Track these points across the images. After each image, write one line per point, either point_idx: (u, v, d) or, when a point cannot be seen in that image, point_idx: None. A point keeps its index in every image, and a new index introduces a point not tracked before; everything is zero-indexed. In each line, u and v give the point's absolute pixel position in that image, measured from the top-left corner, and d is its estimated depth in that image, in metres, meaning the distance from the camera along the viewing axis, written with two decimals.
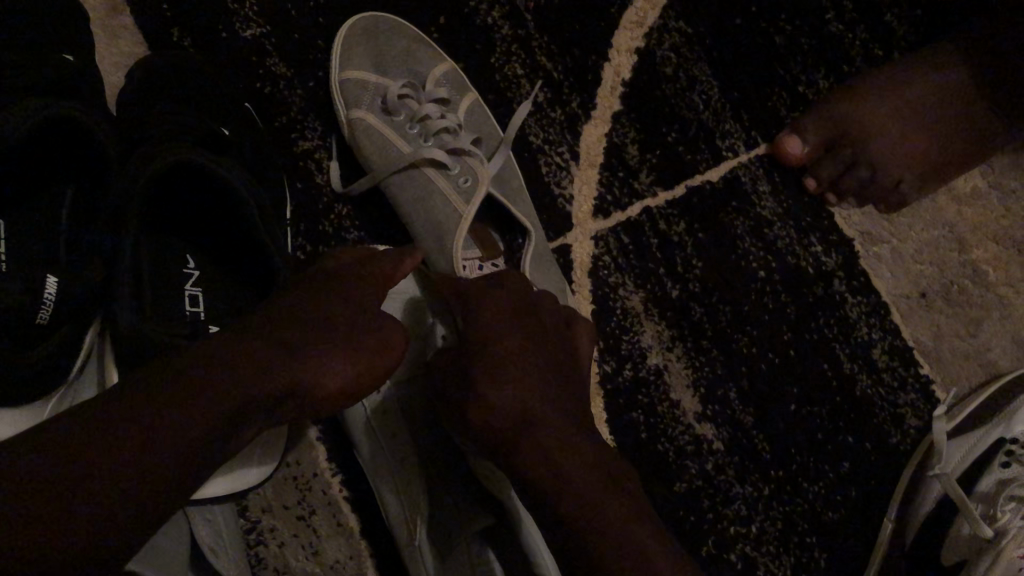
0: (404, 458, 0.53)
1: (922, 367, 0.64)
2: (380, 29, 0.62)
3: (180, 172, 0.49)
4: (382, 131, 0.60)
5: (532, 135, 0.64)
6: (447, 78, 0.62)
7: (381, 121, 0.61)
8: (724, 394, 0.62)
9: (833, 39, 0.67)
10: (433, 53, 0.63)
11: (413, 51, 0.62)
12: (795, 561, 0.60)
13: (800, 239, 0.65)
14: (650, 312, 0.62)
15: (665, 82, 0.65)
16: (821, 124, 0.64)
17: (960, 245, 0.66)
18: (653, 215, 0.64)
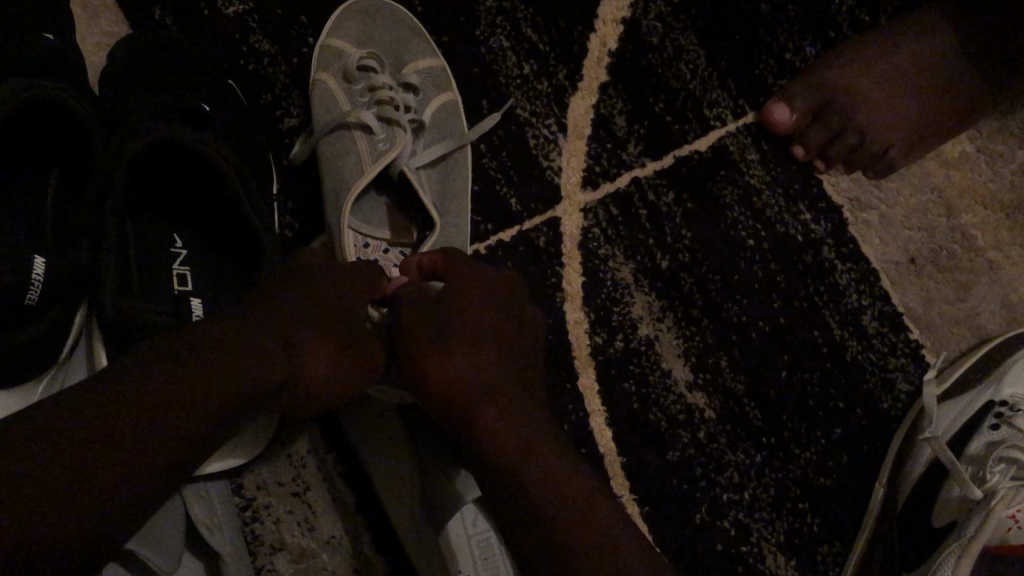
0: (394, 437, 0.53)
1: (913, 333, 0.64)
2: (378, 16, 0.62)
3: (162, 153, 0.49)
4: (334, 93, 0.60)
5: (518, 107, 0.64)
6: (428, 73, 0.62)
7: (339, 87, 0.60)
8: (715, 363, 0.62)
9: (820, 5, 0.67)
10: (425, 44, 0.62)
11: (403, 40, 0.62)
12: (788, 527, 0.61)
13: (789, 206, 0.65)
14: (640, 283, 0.62)
15: (652, 51, 0.65)
16: (807, 92, 0.64)
17: (949, 210, 0.66)
18: (642, 186, 0.64)
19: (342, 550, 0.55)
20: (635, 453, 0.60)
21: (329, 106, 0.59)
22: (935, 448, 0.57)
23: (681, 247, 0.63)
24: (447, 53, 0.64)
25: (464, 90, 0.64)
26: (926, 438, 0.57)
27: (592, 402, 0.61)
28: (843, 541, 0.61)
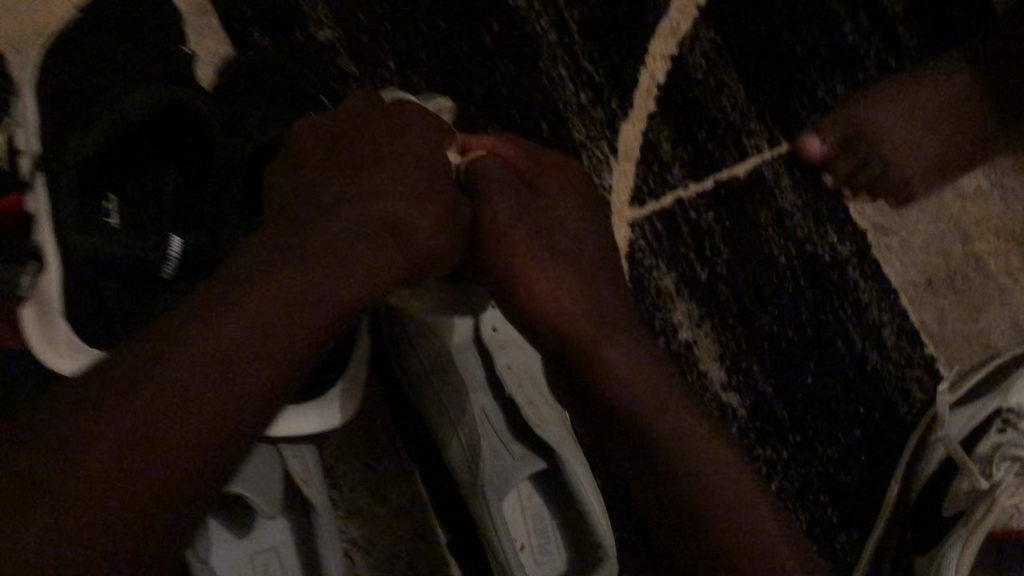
0: (458, 391, 0.59)
1: (928, 347, 0.70)
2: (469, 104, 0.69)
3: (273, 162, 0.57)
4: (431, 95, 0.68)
5: (575, 131, 0.71)
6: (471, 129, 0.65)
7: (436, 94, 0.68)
8: (747, 366, 0.68)
9: (848, 48, 0.75)
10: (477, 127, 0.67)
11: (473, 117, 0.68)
12: (811, 517, 0.66)
13: (818, 229, 0.71)
14: (681, 291, 0.69)
15: (697, 84, 0.72)
16: (837, 125, 0.71)
17: (964, 237, 0.73)
18: (684, 205, 0.70)
19: (410, 517, 0.61)
20: None
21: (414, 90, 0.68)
22: (946, 448, 0.63)
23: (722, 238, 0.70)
24: (513, 80, 0.70)
25: (527, 111, 0.71)
26: (938, 439, 0.63)
27: None
28: (860, 533, 0.66)
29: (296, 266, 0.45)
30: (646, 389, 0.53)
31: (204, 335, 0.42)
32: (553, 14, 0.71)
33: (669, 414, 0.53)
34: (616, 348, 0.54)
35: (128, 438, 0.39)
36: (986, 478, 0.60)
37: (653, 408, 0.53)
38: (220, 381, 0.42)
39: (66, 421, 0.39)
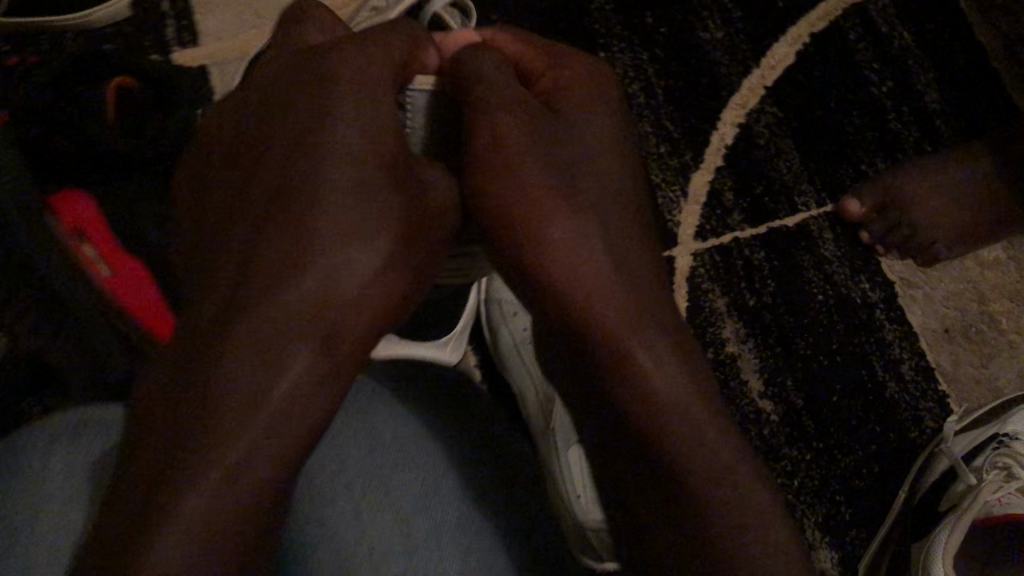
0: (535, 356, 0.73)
1: (941, 385, 0.81)
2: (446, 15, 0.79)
3: None
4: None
5: (652, 173, 0.86)
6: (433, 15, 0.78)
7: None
8: (782, 380, 0.80)
9: (890, 133, 0.90)
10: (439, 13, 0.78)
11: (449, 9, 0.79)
12: (826, 511, 0.76)
13: (851, 276, 0.84)
14: (731, 312, 0.82)
15: (759, 149, 0.87)
16: (874, 192, 0.85)
17: (981, 298, 0.85)
18: (740, 244, 0.84)
19: None
20: None
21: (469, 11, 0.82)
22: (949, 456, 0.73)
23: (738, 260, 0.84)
24: None
25: None
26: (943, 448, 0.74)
27: None
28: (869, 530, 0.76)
29: (306, 271, 0.46)
30: (628, 307, 0.50)
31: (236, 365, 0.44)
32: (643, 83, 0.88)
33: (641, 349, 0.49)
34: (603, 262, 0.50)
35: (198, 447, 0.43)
36: (971, 475, 0.70)
37: (679, 401, 0.49)
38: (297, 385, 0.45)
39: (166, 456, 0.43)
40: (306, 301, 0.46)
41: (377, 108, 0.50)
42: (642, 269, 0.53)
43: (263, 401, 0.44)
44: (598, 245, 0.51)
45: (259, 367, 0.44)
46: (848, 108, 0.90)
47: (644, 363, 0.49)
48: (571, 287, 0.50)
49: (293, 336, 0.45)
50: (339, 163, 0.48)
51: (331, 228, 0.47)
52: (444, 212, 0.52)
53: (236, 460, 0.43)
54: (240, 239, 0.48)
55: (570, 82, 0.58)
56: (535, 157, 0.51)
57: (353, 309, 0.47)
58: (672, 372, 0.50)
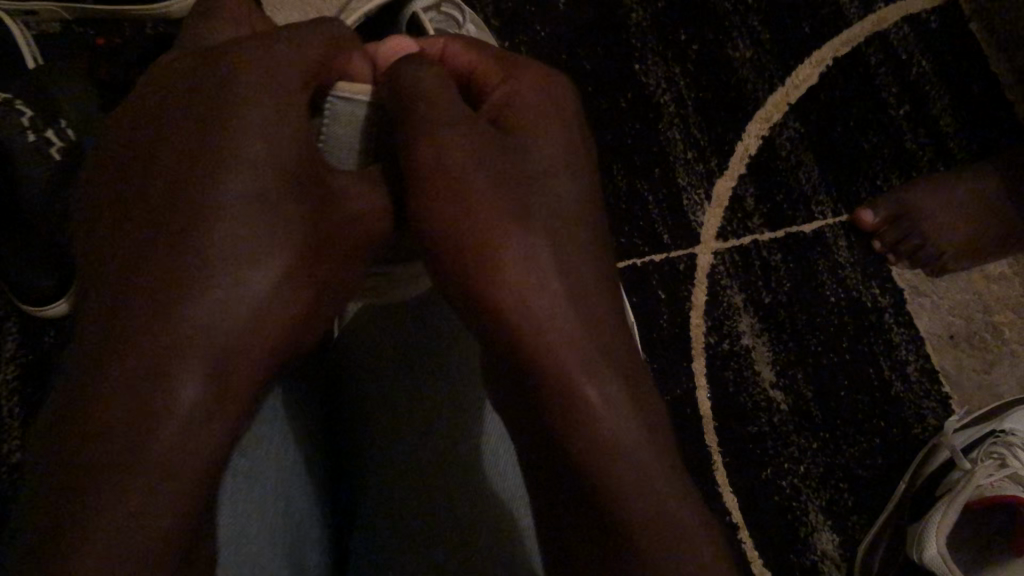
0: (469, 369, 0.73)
1: (944, 386, 0.86)
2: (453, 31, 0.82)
3: None
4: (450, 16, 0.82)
5: (679, 177, 0.91)
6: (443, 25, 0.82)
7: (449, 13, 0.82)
8: (794, 373, 0.85)
9: (907, 152, 0.96)
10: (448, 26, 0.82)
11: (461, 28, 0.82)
12: (830, 496, 0.81)
13: (863, 281, 0.89)
14: (748, 308, 0.87)
15: (781, 159, 0.93)
16: (889, 204, 0.90)
17: (985, 309, 0.89)
18: (759, 246, 0.89)
19: None
20: (724, 421, 0.83)
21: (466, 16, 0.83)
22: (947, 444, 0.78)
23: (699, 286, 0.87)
24: (638, 133, 0.92)
25: (645, 156, 0.92)
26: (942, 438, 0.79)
27: (700, 381, 0.84)
28: (871, 515, 0.81)
29: (201, 304, 0.44)
30: (549, 310, 0.47)
31: (115, 406, 0.41)
32: (674, 93, 0.94)
33: (565, 344, 0.47)
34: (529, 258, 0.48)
35: (86, 488, 0.40)
36: (966, 462, 0.75)
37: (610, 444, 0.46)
38: (190, 421, 0.42)
39: (58, 499, 0.40)
40: (192, 313, 0.43)
41: (285, 114, 0.47)
42: (580, 269, 0.49)
43: (159, 422, 0.41)
44: (526, 241, 0.48)
45: (140, 407, 0.41)
46: (866, 126, 0.96)
47: (568, 359, 0.47)
48: (491, 289, 0.47)
49: (200, 358, 0.43)
50: (228, 173, 0.45)
51: (221, 239, 0.44)
52: (364, 235, 0.51)
53: (144, 490, 0.41)
54: (122, 251, 0.45)
55: (523, 85, 0.54)
56: (460, 150, 0.49)
57: (247, 332, 0.45)
58: (597, 373, 0.47)
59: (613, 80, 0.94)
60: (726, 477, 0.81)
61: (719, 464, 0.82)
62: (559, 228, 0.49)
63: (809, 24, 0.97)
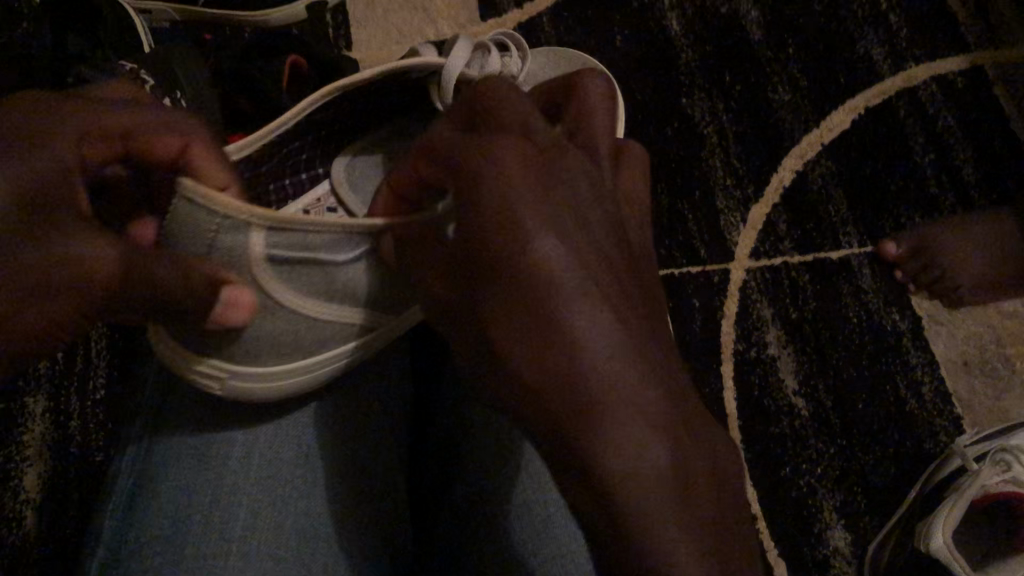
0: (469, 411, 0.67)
1: (956, 407, 0.92)
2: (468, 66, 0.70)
3: None
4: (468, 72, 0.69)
5: (718, 201, 0.99)
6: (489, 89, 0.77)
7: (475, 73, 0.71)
8: (815, 385, 0.92)
9: (930, 195, 1.02)
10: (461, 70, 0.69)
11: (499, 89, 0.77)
12: (843, 496, 0.88)
13: (885, 307, 0.96)
14: (775, 322, 0.94)
15: (813, 192, 1.00)
16: (911, 238, 0.96)
17: (1000, 341, 0.95)
18: (789, 266, 0.96)
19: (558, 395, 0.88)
20: (748, 422, 0.91)
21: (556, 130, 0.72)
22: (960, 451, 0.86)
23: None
24: (681, 159, 1.01)
25: (687, 180, 1.00)
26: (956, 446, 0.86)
27: (729, 383, 0.92)
28: (881, 517, 0.88)
29: None
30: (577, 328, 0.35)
31: None
32: (717, 126, 1.03)
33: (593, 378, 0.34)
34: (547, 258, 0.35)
35: None
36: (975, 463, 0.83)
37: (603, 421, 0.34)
38: None
39: None
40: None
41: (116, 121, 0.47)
42: (621, 304, 0.36)
43: None
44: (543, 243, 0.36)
45: None
46: (894, 168, 1.03)
47: (599, 380, 0.34)
48: (497, 277, 0.36)
49: None
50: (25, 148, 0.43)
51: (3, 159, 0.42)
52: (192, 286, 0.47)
53: None
54: None
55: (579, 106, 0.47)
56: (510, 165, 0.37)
57: None
58: (619, 415, 0.34)
59: (662, 110, 1.03)
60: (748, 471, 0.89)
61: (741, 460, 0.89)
62: (593, 242, 0.37)
63: (844, 76, 1.06)
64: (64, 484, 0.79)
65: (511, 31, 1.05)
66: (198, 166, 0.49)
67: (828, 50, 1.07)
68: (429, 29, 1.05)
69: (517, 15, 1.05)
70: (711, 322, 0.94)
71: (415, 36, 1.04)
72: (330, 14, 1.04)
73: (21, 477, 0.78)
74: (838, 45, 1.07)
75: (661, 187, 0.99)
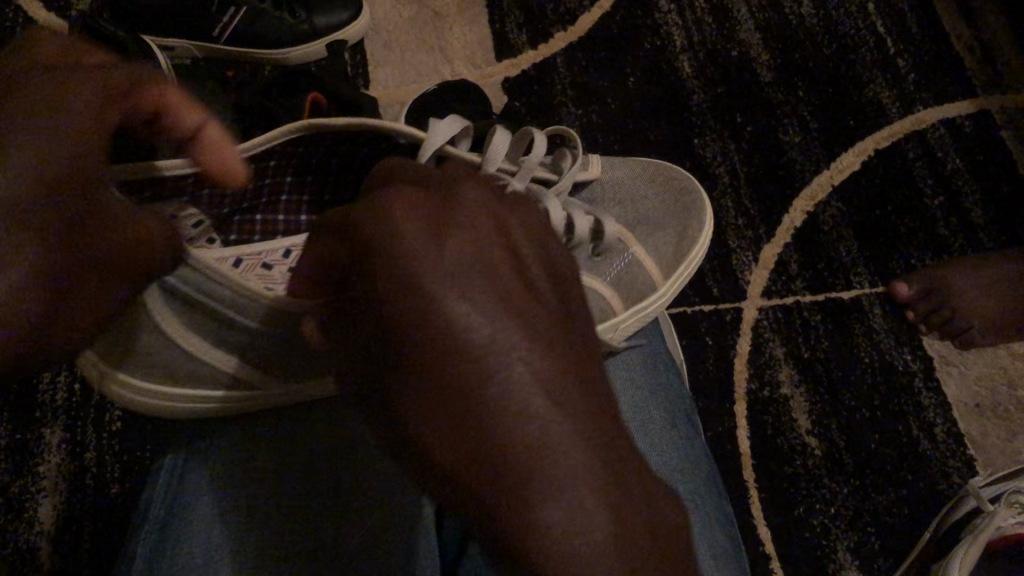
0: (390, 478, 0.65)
1: (969, 449, 0.92)
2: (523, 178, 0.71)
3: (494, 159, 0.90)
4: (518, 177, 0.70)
5: (730, 240, 1.00)
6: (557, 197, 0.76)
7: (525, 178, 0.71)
8: (828, 424, 0.93)
9: (940, 237, 1.03)
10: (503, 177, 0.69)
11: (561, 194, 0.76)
12: (857, 537, 0.88)
13: (896, 347, 0.96)
14: (787, 360, 0.95)
15: (823, 232, 1.01)
16: (922, 279, 0.97)
17: (1010, 382, 0.95)
18: (801, 306, 0.97)
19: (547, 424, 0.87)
20: (762, 460, 0.91)
21: (631, 266, 0.80)
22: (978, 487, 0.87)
23: (647, 430, 0.72)
24: None
25: None
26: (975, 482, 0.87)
27: (742, 421, 0.92)
28: (895, 558, 0.88)
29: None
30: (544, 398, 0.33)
31: None
32: (729, 166, 1.04)
33: (541, 451, 0.32)
34: (449, 303, 0.33)
35: None
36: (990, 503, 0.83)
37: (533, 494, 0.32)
38: None
39: None
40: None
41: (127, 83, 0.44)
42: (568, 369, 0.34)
43: None
44: (448, 285, 0.33)
45: None
46: (903, 209, 1.04)
47: (522, 441, 0.32)
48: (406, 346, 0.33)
49: None
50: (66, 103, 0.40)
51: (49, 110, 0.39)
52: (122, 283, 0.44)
53: None
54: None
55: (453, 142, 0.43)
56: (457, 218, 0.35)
57: None
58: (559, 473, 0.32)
59: (674, 151, 1.04)
60: (762, 511, 0.89)
61: (754, 498, 0.90)
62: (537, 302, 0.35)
63: (853, 118, 1.08)
64: (80, 514, 0.79)
65: (525, 70, 1.06)
66: (179, 128, 0.46)
67: (837, 93, 1.09)
68: (445, 68, 1.06)
69: (531, 56, 1.07)
70: (724, 360, 0.95)
71: (432, 75, 1.06)
72: (347, 53, 1.06)
73: (37, 506, 0.78)
74: (846, 88, 1.09)
75: None
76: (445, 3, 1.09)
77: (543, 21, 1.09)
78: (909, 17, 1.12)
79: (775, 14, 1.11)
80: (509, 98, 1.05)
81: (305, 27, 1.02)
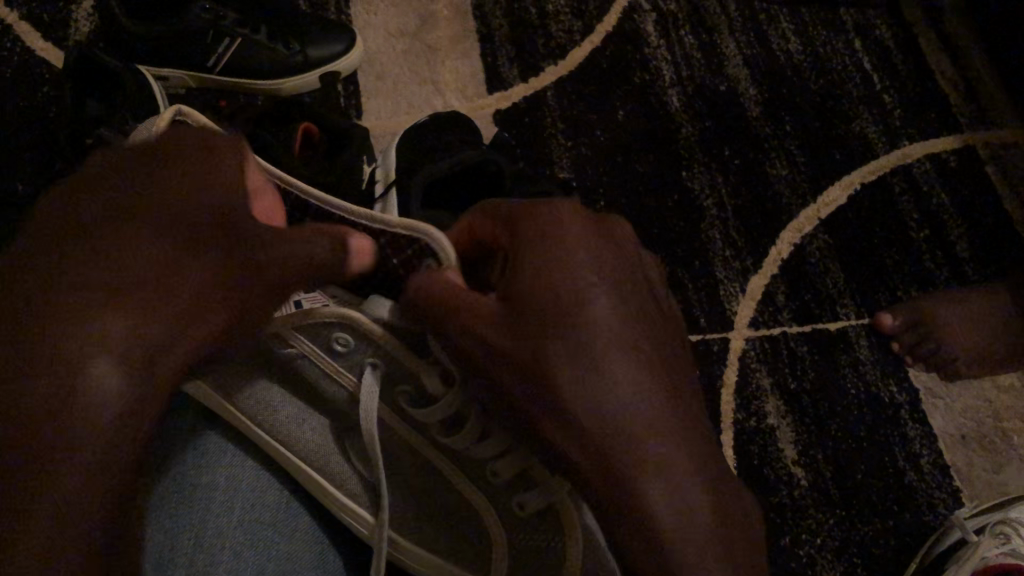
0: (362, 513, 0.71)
1: (955, 479, 0.92)
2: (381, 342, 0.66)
3: (486, 185, 0.91)
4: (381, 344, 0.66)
5: (719, 271, 1.01)
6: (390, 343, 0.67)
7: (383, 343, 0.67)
8: (814, 454, 0.93)
9: (926, 269, 1.04)
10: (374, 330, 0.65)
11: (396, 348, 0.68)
12: (843, 566, 0.88)
13: (883, 381, 0.97)
14: (774, 391, 0.95)
15: (810, 265, 1.02)
16: (906, 312, 0.98)
17: (995, 414, 0.96)
18: (788, 336, 0.98)
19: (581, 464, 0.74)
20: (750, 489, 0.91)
21: None
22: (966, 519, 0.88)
23: None
24: (684, 228, 1.03)
25: (690, 250, 1.02)
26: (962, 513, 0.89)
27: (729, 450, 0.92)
28: None
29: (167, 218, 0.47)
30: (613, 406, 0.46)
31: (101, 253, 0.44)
32: (717, 198, 1.05)
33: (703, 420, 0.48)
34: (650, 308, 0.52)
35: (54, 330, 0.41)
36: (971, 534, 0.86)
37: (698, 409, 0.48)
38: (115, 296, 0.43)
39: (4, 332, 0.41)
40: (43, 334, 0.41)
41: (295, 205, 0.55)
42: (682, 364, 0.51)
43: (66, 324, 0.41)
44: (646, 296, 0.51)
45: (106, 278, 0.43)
46: (889, 241, 1.05)
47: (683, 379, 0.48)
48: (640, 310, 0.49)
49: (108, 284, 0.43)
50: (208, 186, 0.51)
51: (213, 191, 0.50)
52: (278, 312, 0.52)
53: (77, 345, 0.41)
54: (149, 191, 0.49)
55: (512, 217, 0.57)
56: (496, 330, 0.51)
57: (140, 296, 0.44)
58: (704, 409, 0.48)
59: (662, 182, 1.05)
60: None
61: None
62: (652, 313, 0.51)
63: (839, 152, 1.09)
64: None
65: (517, 102, 1.07)
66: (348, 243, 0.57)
67: (823, 127, 1.10)
68: (436, 99, 1.08)
69: (522, 88, 1.08)
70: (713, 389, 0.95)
71: (423, 106, 1.08)
72: (340, 84, 1.07)
73: None
74: (833, 122, 1.11)
75: (664, 255, 1.01)
76: (436, 37, 1.11)
77: (534, 54, 1.10)
78: (894, 54, 1.14)
79: (762, 50, 1.13)
80: (500, 129, 1.06)
81: (299, 59, 1.03)
